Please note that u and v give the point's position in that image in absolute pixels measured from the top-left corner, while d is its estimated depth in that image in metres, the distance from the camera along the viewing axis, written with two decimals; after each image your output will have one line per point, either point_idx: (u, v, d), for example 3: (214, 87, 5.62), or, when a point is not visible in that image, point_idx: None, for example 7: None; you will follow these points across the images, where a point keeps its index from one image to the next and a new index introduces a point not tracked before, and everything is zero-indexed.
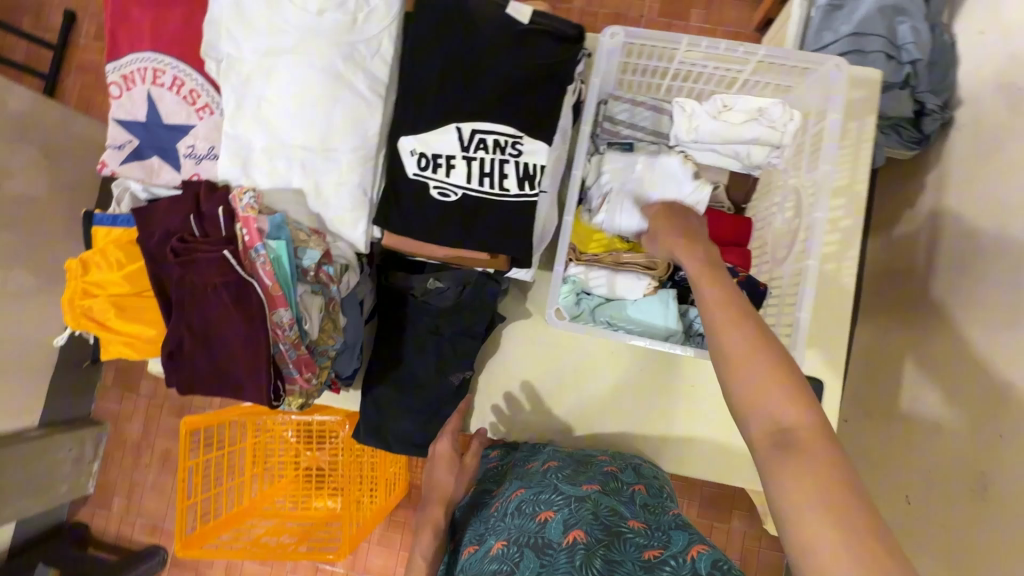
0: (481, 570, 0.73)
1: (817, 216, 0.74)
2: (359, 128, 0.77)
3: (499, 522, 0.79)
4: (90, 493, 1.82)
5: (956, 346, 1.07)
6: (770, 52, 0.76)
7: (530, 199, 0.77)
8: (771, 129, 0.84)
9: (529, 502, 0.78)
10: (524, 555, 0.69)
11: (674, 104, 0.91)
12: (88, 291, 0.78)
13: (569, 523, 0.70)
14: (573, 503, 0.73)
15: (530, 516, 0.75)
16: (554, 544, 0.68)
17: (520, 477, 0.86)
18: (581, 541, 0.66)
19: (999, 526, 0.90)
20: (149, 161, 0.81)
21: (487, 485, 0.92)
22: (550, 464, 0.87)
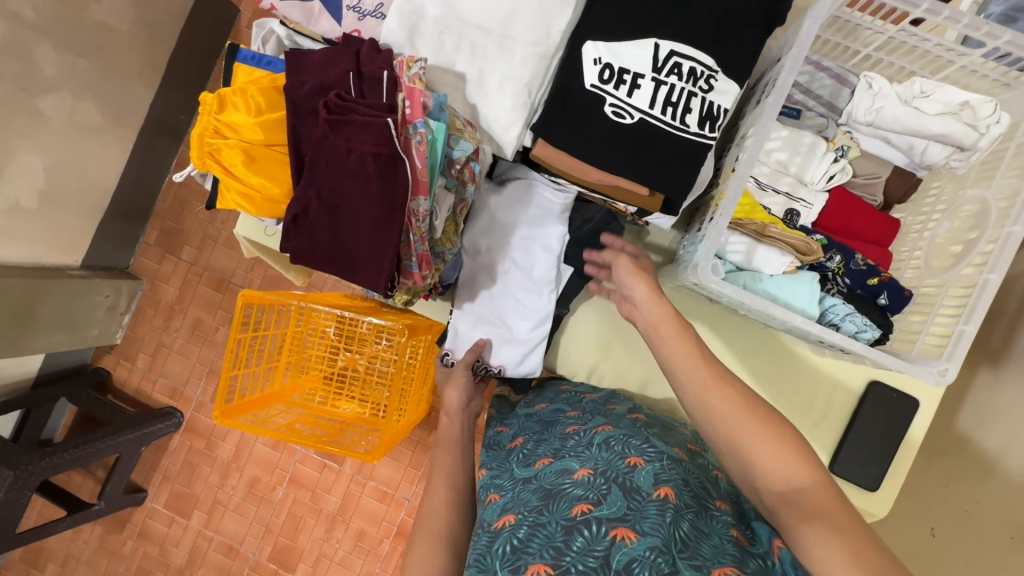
0: (560, 486, 0.70)
1: (1015, 230, 0.68)
2: (545, 21, 0.70)
3: (582, 449, 0.77)
4: (116, 343, 1.82)
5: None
6: (1015, 39, 0.69)
7: (707, 142, 0.71)
8: (968, 128, 0.78)
9: (618, 440, 0.76)
10: (612, 490, 0.68)
11: (860, 77, 0.83)
12: (218, 131, 0.72)
13: (660, 479, 0.69)
14: (666, 460, 0.72)
15: (619, 454, 0.73)
16: (643, 492, 0.67)
17: (605, 417, 0.85)
18: (671, 501, 0.66)
19: None
20: (308, 3, 0.71)
21: (560, 406, 0.93)
22: (635, 417, 0.87)
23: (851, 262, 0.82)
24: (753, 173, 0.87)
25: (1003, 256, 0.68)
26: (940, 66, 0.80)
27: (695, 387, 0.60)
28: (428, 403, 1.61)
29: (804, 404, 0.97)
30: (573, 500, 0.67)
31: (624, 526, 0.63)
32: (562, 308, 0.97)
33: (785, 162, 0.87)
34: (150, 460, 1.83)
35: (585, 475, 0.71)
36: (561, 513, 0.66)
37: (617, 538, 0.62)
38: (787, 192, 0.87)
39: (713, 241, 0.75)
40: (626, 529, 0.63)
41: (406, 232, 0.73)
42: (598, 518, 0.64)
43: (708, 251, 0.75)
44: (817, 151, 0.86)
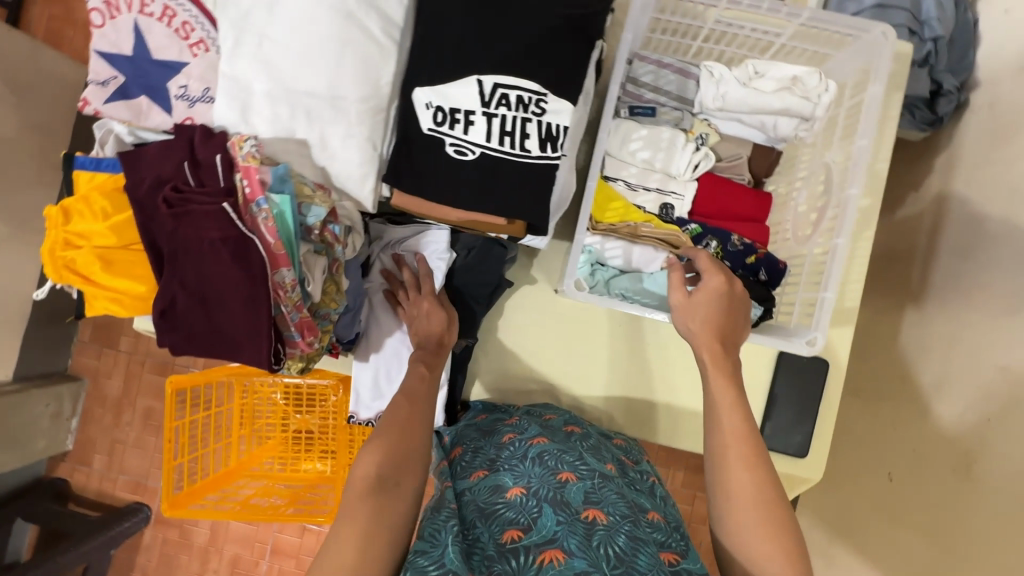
0: (492, 506, 0.67)
1: (851, 191, 0.73)
2: (371, 75, 0.71)
3: (518, 463, 0.74)
4: (69, 450, 1.75)
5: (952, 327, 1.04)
6: (814, 16, 0.74)
7: (552, 162, 0.73)
8: (804, 100, 0.81)
9: (552, 455, 0.74)
10: (543, 510, 0.65)
11: (700, 68, 0.87)
12: (70, 242, 0.72)
13: (591, 498, 0.67)
14: (597, 478, 0.71)
15: (552, 469, 0.71)
16: (572, 508, 0.65)
17: (542, 428, 0.82)
18: (600, 522, 0.64)
19: (978, 510, 0.90)
20: (136, 101, 0.73)
21: (501, 416, 0.90)
22: (572, 430, 0.85)
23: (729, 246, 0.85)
24: (621, 175, 0.89)
25: (845, 218, 0.73)
26: (766, 47, 0.85)
27: (724, 456, 0.62)
28: None
29: None
30: (503, 526, 0.64)
31: (554, 548, 0.60)
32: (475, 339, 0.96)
33: (650, 160, 0.89)
34: (126, 560, 1.77)
35: (518, 494, 0.68)
36: (491, 539, 0.63)
37: (546, 562, 0.59)
38: (658, 187, 0.89)
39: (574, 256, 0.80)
40: (555, 550, 0.60)
41: (276, 304, 0.72)
42: (527, 546, 0.61)
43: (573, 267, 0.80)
44: (677, 145, 0.88)
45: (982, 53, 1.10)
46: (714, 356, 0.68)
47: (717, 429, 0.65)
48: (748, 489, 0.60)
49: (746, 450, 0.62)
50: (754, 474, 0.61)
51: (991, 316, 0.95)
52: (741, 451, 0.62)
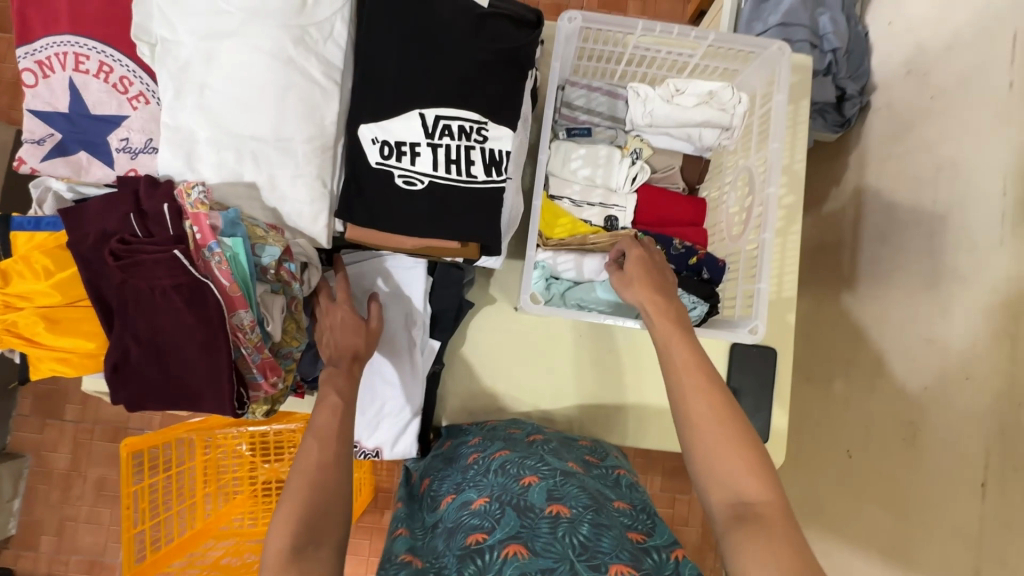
0: (457, 523, 0.68)
1: (771, 190, 0.81)
2: (315, 116, 0.74)
3: (481, 477, 0.75)
4: (11, 534, 1.60)
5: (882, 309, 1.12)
6: (719, 37, 0.82)
7: (498, 185, 0.77)
8: (721, 112, 0.89)
9: (514, 463, 0.75)
10: (505, 513, 0.65)
11: (628, 89, 0.93)
12: (11, 304, 0.70)
13: (555, 495, 0.68)
14: (558, 475, 0.72)
15: (513, 476, 0.72)
16: (535, 509, 0.66)
17: (504, 442, 0.83)
18: (564, 515, 0.64)
19: (929, 472, 0.96)
20: (75, 157, 0.73)
21: (468, 436, 0.91)
22: (533, 437, 0.86)
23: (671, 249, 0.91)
24: (566, 194, 0.94)
25: (768, 216, 0.81)
26: (682, 67, 0.93)
27: (680, 390, 0.65)
28: (372, 486, 1.54)
29: None
30: (468, 532, 0.65)
31: (517, 542, 0.61)
32: (440, 363, 0.96)
33: (591, 176, 0.94)
34: None
35: (482, 504, 0.69)
36: (456, 546, 0.63)
37: (509, 556, 0.59)
38: (602, 202, 0.94)
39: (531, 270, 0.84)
40: (518, 545, 0.60)
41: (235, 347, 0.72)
42: (490, 543, 0.61)
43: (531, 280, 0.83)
44: (614, 160, 0.94)
45: (876, 62, 1.22)
46: (656, 306, 0.71)
47: (671, 370, 0.67)
48: (707, 415, 0.62)
49: (699, 378, 0.64)
50: (709, 397, 0.63)
51: (913, 293, 1.04)
52: (695, 381, 0.64)
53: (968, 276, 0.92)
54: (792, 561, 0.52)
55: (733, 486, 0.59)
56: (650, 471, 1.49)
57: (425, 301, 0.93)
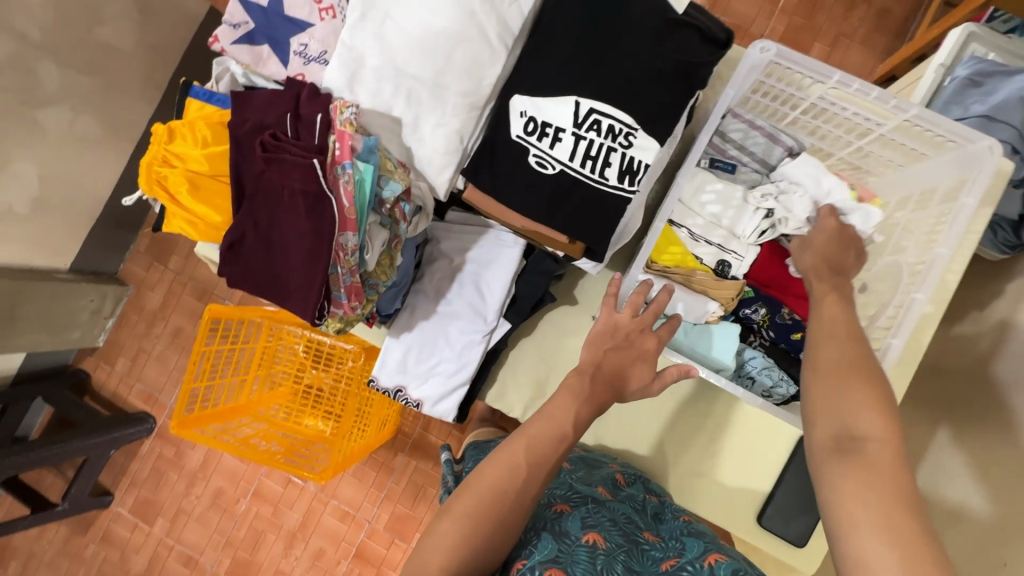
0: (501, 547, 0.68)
1: (917, 297, 0.72)
2: (476, 73, 0.74)
3: None
4: (98, 346, 1.82)
5: (992, 460, 0.98)
6: (921, 114, 0.72)
7: (625, 196, 0.75)
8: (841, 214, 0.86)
9: (544, 489, 0.77)
10: (543, 536, 0.66)
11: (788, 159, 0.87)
12: (167, 160, 0.76)
13: (588, 523, 0.70)
14: (591, 503, 0.74)
15: (547, 501, 0.73)
16: (572, 536, 0.67)
17: None
18: (600, 546, 0.66)
19: None
20: (259, 48, 0.79)
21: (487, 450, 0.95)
22: (563, 460, 0.87)
23: (776, 317, 0.86)
24: (687, 224, 0.88)
25: (905, 321, 0.72)
26: (862, 132, 0.83)
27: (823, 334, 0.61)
28: (394, 425, 1.62)
29: (736, 449, 0.96)
30: (513, 561, 0.65)
31: (556, 568, 0.62)
32: (504, 343, 0.97)
33: (718, 216, 0.89)
34: (120, 463, 1.82)
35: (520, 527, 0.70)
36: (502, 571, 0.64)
37: None
38: (720, 243, 0.88)
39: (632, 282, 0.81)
40: (558, 570, 0.62)
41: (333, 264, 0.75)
42: (531, 565, 0.63)
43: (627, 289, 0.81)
44: (749, 206, 0.88)
45: None
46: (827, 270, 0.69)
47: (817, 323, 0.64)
48: (837, 359, 0.58)
49: (841, 331, 0.61)
50: (844, 347, 0.59)
51: None
52: (835, 331, 0.61)
53: None
54: (885, 501, 0.48)
55: (844, 413, 0.54)
56: None
57: (511, 283, 0.93)
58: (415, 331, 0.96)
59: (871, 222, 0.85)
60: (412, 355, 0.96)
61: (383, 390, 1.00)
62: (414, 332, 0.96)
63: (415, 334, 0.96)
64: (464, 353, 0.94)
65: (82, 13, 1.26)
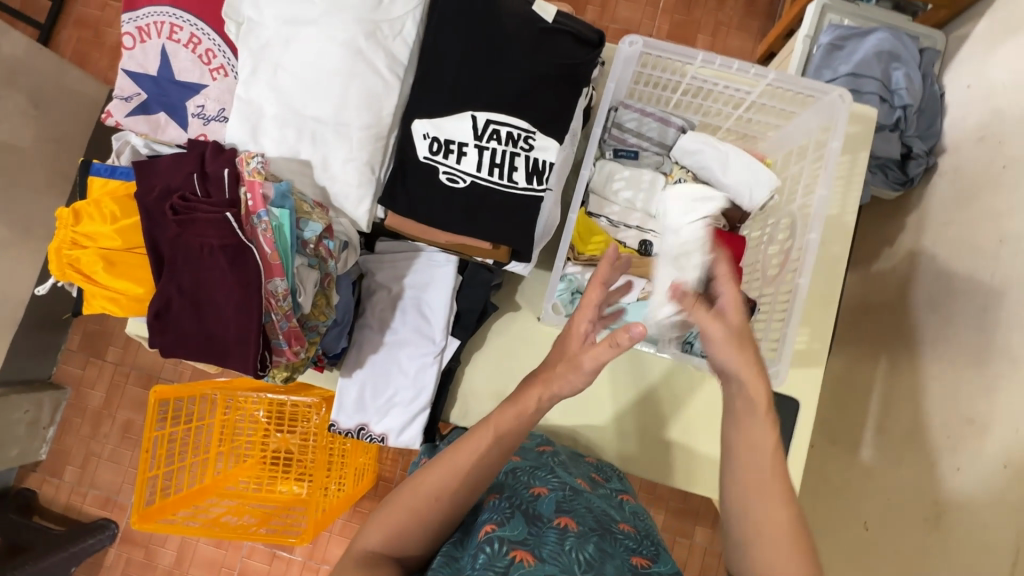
0: (472, 523, 0.71)
1: (811, 237, 0.79)
2: (373, 105, 0.77)
3: (493, 484, 0.79)
4: (41, 459, 1.70)
5: (925, 377, 1.06)
6: (778, 77, 0.81)
7: (537, 195, 0.79)
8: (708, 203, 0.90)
9: (525, 471, 0.79)
10: (515, 515, 0.69)
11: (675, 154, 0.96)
12: (77, 242, 0.75)
13: (562, 508, 0.73)
14: (567, 490, 0.76)
15: (525, 485, 0.76)
16: (544, 519, 0.70)
17: (515, 449, 0.88)
18: (571, 529, 0.69)
19: (945, 557, 0.91)
20: (155, 116, 0.80)
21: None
22: (544, 447, 0.89)
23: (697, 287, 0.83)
24: (605, 212, 0.95)
25: (806, 261, 0.78)
26: (738, 102, 0.91)
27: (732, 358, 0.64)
28: (371, 474, 1.59)
29: (697, 416, 0.98)
30: (480, 525, 0.69)
31: (523, 548, 0.64)
32: (457, 360, 0.98)
33: (632, 200, 0.95)
34: None
35: (495, 503, 0.72)
36: (472, 541, 0.67)
37: (515, 559, 0.63)
38: (638, 225, 0.95)
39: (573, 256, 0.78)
40: (525, 552, 0.64)
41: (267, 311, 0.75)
42: (500, 536, 0.65)
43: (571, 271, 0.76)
44: (657, 186, 0.95)
45: (948, 123, 1.18)
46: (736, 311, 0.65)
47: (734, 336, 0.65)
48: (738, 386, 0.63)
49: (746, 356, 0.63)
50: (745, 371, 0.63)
51: (958, 368, 0.99)
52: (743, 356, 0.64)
53: (1019, 358, 0.87)
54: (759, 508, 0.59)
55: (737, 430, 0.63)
56: (651, 507, 1.46)
57: (451, 300, 0.94)
58: (368, 367, 0.96)
59: (768, 186, 0.91)
60: (369, 390, 0.96)
61: (345, 432, 0.98)
62: (367, 367, 0.96)
63: (369, 370, 0.96)
64: (419, 377, 0.95)
65: None
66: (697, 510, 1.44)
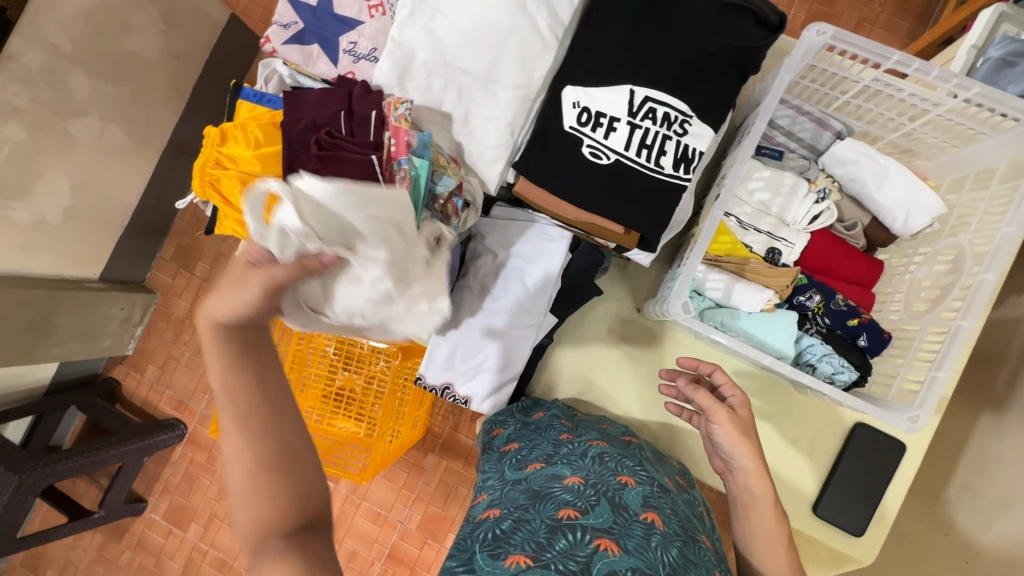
0: (547, 491, 0.64)
1: (986, 276, 0.71)
2: (527, 64, 0.74)
3: (574, 458, 0.71)
4: (128, 354, 1.80)
5: None
6: (984, 92, 0.71)
7: (681, 183, 0.74)
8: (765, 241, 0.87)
9: (612, 458, 0.71)
10: (600, 503, 0.61)
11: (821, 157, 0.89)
12: (220, 162, 0.77)
13: (650, 503, 0.64)
14: (656, 486, 0.67)
15: (611, 470, 0.68)
16: (630, 509, 0.62)
17: (600, 435, 0.79)
18: (657, 526, 0.61)
19: None
20: (309, 48, 0.80)
21: (557, 415, 0.88)
22: (629, 439, 0.81)
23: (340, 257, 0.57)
24: (735, 212, 0.88)
25: (975, 301, 0.71)
26: (916, 114, 0.82)
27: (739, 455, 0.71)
28: (424, 426, 1.55)
29: (788, 439, 0.94)
30: (557, 505, 0.61)
31: (609, 537, 0.56)
32: (550, 338, 0.97)
33: (767, 203, 0.88)
34: (152, 470, 1.79)
35: (576, 483, 0.65)
36: (546, 514, 0.60)
37: (599, 547, 0.55)
38: (769, 231, 0.88)
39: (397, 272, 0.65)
40: (610, 540, 0.56)
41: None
42: (582, 522, 0.58)
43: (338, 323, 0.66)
44: (799, 193, 0.87)
45: None
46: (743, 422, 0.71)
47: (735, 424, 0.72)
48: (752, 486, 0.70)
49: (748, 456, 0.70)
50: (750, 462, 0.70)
51: None
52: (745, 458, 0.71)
53: None
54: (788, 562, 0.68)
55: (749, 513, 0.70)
56: None
57: (558, 277, 0.92)
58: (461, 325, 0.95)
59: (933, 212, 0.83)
60: (460, 348, 0.95)
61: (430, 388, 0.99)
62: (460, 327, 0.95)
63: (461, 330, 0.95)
64: (511, 349, 0.94)
65: (111, 23, 1.26)
66: None
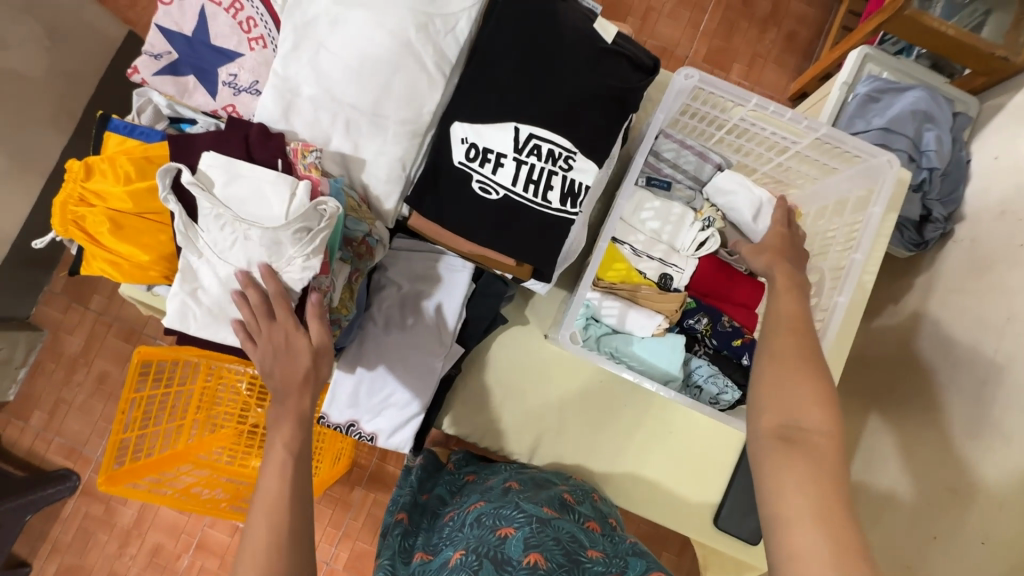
0: None
1: (839, 300, 0.79)
2: (415, 101, 0.74)
3: (456, 534, 0.74)
4: (9, 399, 1.61)
5: (911, 442, 1.05)
6: (830, 133, 0.80)
7: (569, 217, 0.76)
8: (659, 267, 0.92)
9: (489, 515, 0.73)
10: (482, 564, 0.64)
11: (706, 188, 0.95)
12: (85, 199, 0.71)
13: (530, 543, 0.65)
14: (534, 522, 0.69)
15: (489, 529, 0.70)
16: (512, 562, 0.63)
17: (481, 495, 0.82)
18: (541, 566, 0.62)
19: None
20: (184, 79, 0.77)
21: (444, 495, 0.93)
22: (509, 486, 0.83)
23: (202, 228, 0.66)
24: (629, 240, 0.92)
25: (831, 324, 0.78)
26: (782, 149, 0.90)
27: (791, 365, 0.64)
28: (349, 459, 1.49)
29: (691, 457, 0.97)
30: None
31: None
32: (457, 368, 0.96)
33: (658, 231, 0.93)
34: (38, 528, 1.59)
35: (458, 559, 0.67)
36: None
37: None
38: (661, 257, 0.93)
39: (269, 263, 0.66)
40: None
41: (311, 308, 0.71)
42: None
43: (206, 316, 0.69)
44: (686, 221, 0.93)
45: (970, 191, 1.13)
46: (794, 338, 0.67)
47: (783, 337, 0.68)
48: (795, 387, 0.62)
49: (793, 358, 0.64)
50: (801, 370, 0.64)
51: (947, 442, 0.97)
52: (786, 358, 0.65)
53: (1009, 437, 0.85)
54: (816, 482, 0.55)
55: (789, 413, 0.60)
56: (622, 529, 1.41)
57: (462, 307, 0.92)
58: (363, 360, 0.92)
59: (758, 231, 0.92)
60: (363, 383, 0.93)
61: (334, 426, 0.96)
62: (361, 362, 0.92)
63: (365, 363, 0.93)
64: (419, 381, 0.92)
65: None
66: (669, 538, 1.38)
